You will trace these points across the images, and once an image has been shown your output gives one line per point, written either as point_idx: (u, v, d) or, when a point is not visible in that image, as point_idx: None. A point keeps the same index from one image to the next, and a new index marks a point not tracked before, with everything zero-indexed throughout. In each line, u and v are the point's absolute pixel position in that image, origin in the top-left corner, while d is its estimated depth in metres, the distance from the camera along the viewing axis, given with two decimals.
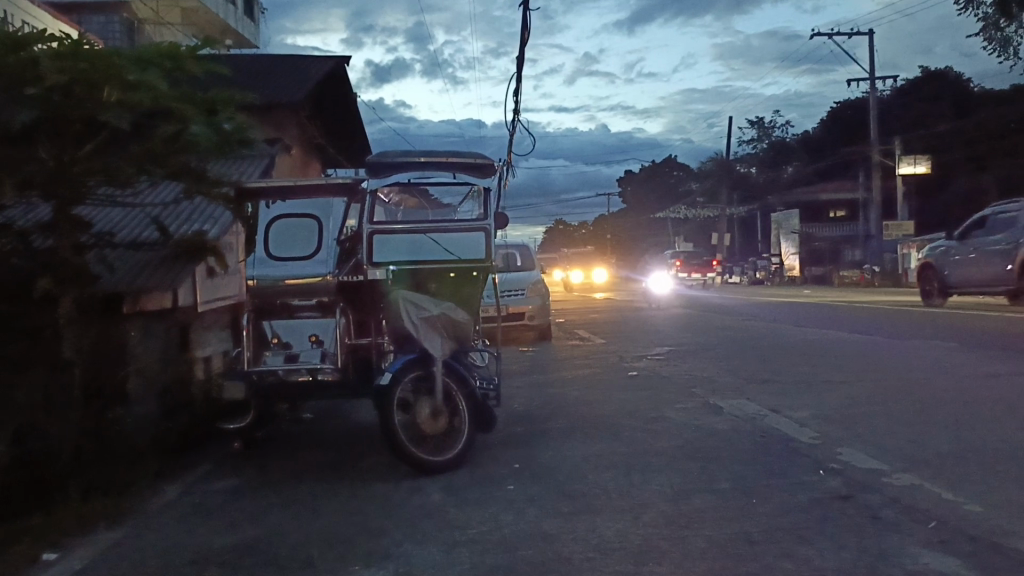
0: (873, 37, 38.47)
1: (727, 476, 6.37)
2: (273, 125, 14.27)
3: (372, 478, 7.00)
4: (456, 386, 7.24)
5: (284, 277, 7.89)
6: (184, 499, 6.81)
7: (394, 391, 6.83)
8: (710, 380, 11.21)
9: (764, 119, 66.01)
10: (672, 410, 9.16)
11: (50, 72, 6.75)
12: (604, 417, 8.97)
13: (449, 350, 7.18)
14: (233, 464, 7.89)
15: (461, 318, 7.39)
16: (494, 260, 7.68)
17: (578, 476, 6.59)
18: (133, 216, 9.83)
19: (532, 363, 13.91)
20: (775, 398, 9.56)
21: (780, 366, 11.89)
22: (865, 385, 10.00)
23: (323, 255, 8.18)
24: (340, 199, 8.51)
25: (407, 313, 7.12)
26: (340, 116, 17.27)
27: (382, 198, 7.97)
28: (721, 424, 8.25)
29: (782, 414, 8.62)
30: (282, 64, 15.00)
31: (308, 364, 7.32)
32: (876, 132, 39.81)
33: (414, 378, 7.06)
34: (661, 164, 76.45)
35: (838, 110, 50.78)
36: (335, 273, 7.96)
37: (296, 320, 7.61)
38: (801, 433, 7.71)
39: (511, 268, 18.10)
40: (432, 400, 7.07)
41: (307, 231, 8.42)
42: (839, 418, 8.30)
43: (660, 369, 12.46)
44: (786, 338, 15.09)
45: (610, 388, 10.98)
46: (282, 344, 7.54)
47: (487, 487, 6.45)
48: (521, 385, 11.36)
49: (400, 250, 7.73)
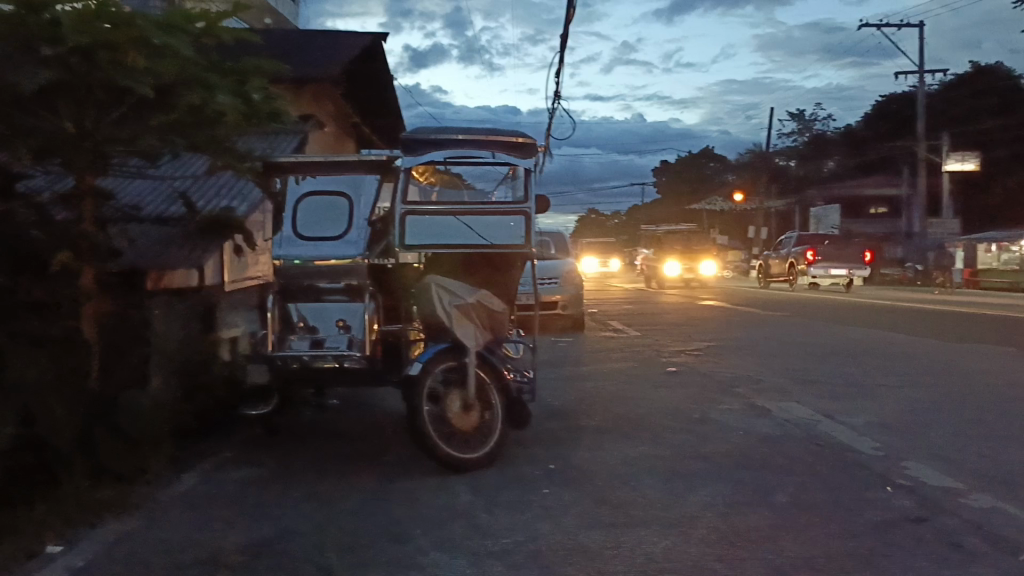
0: (923, 30, 37.29)
1: (782, 489, 5.86)
2: (306, 101, 13.85)
3: (398, 474, 6.59)
4: (489, 379, 6.83)
5: (313, 260, 7.34)
6: (201, 489, 6.45)
7: (423, 382, 6.43)
8: (753, 379, 10.68)
9: (805, 112, 64.66)
10: (715, 410, 8.67)
11: (70, 33, 6.36)
12: (643, 416, 8.49)
13: (483, 341, 6.76)
14: (253, 453, 7.52)
15: (495, 307, 6.94)
16: (533, 246, 7.15)
17: (619, 482, 6.13)
18: (160, 186, 9.51)
19: (565, 354, 13.46)
20: (825, 402, 9.02)
21: (827, 366, 11.32)
22: (921, 390, 9.42)
23: (352, 237, 7.54)
24: (372, 177, 7.89)
25: (440, 299, 6.72)
26: (376, 93, 16.91)
27: (416, 176, 7.38)
28: (770, 429, 7.72)
29: (836, 420, 8.10)
30: (318, 38, 14.63)
31: (334, 350, 6.95)
32: (923, 127, 38.65)
33: (445, 369, 6.65)
34: (698, 156, 75.36)
35: (884, 104, 49.39)
36: (366, 257, 7.33)
37: (323, 304, 7.20)
38: (858, 442, 7.16)
39: (546, 256, 17.62)
40: (463, 393, 6.67)
41: (336, 211, 7.80)
42: (898, 426, 7.75)
43: (700, 365, 11.96)
44: (831, 337, 14.49)
45: (648, 383, 10.51)
46: (308, 327, 7.14)
47: (520, 490, 6.02)
48: (555, 378, 10.93)
49: (432, 232, 7.21)
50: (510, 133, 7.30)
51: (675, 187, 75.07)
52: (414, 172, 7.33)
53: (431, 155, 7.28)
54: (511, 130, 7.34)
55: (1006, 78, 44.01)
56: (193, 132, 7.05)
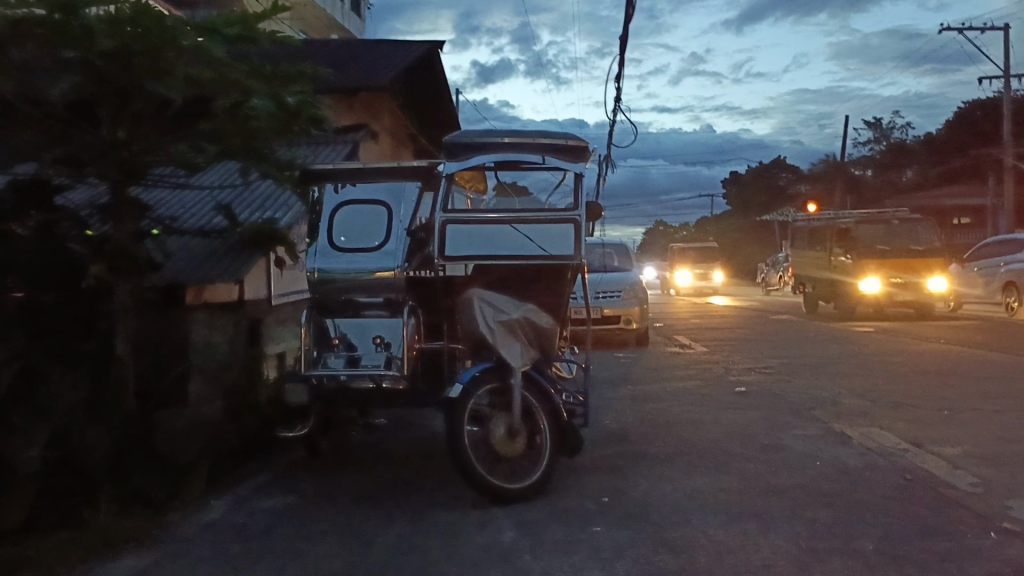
0: (1009, 32, 35.38)
1: (868, 532, 5.15)
2: (360, 110, 13.55)
3: (438, 505, 6.10)
4: (537, 402, 6.29)
5: (349, 271, 6.99)
6: (231, 519, 6.06)
7: (465, 404, 5.94)
8: (832, 401, 9.84)
9: (882, 121, 62.25)
10: (789, 436, 7.93)
11: (101, 37, 6.02)
12: (709, 441, 7.81)
13: (529, 360, 6.23)
14: (290, 478, 7.11)
15: (544, 324, 6.42)
16: (583, 258, 6.57)
17: (680, 519, 5.51)
18: (205, 199, 9.22)
19: (628, 371, 12.79)
20: (913, 428, 8.18)
21: (913, 389, 10.37)
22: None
23: (391, 248, 7.11)
24: (414, 185, 7.51)
25: (482, 314, 6.27)
26: (434, 104, 16.63)
27: (459, 182, 7.02)
28: (852, 459, 6.96)
29: (927, 449, 7.29)
30: (374, 47, 14.42)
31: (371, 369, 6.49)
32: (1010, 133, 36.58)
33: (489, 391, 6.16)
34: (769, 166, 73.43)
35: (967, 109, 47.13)
36: (405, 269, 7.00)
37: (362, 319, 6.73)
38: (954, 477, 6.35)
39: (609, 267, 16.97)
40: (509, 417, 6.15)
41: (373, 220, 7.37)
42: (999, 459, 6.89)
43: (773, 385, 11.15)
44: (917, 355, 13.44)
45: (715, 404, 9.79)
46: (345, 344, 6.66)
47: (569, 526, 5.46)
48: (616, 398, 10.30)
49: (472, 241, 6.76)
50: (560, 137, 6.87)
51: (745, 199, 73.20)
52: (457, 177, 6.95)
53: (477, 160, 6.87)
54: (560, 133, 6.91)
55: None
56: (231, 141, 6.75)
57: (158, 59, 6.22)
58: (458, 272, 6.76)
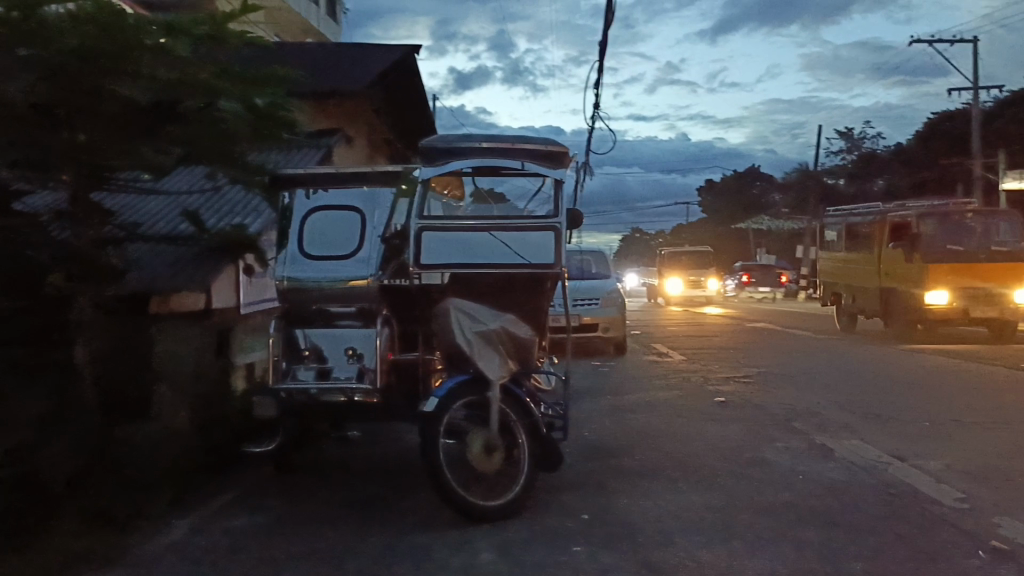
0: (978, 45, 35.91)
1: (856, 552, 5.01)
2: (335, 115, 13.28)
3: (413, 524, 5.87)
4: (516, 416, 6.09)
5: (320, 279, 6.83)
6: (196, 540, 5.79)
7: (441, 419, 5.73)
8: (812, 412, 9.74)
9: (854, 131, 62.95)
10: (771, 449, 7.80)
11: (62, 35, 5.72)
12: (690, 455, 7.65)
13: (507, 372, 6.03)
14: (260, 495, 6.84)
15: (524, 335, 6.22)
16: (565, 267, 6.33)
17: (664, 539, 5.34)
18: (170, 204, 8.86)
19: (606, 381, 12.62)
20: (894, 441, 8.09)
21: (892, 400, 10.30)
22: (1004, 430, 8.42)
23: (365, 255, 6.96)
24: (388, 192, 7.28)
25: (459, 325, 6.06)
26: (410, 109, 16.42)
27: (435, 188, 6.73)
28: (835, 473, 6.84)
29: (909, 463, 7.19)
30: (349, 51, 14.19)
31: (343, 381, 6.23)
32: (979, 144, 37.07)
33: (466, 404, 5.95)
34: (744, 175, 73.95)
35: (938, 120, 47.76)
36: (377, 278, 6.80)
37: (334, 330, 6.51)
38: (939, 493, 6.24)
39: (586, 276, 16.83)
40: (486, 433, 5.94)
41: (347, 227, 7.16)
42: (983, 473, 6.81)
43: (752, 395, 11.05)
44: (893, 365, 13.42)
45: (695, 416, 9.65)
46: (316, 356, 6.45)
47: (550, 547, 5.27)
48: (594, 409, 10.13)
49: (451, 249, 6.45)
50: (541, 143, 6.63)
51: (720, 207, 73.69)
52: (434, 183, 6.68)
53: (453, 165, 6.63)
54: (541, 139, 6.66)
55: None
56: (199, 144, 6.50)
57: (123, 59, 5.95)
58: (434, 280, 6.42)
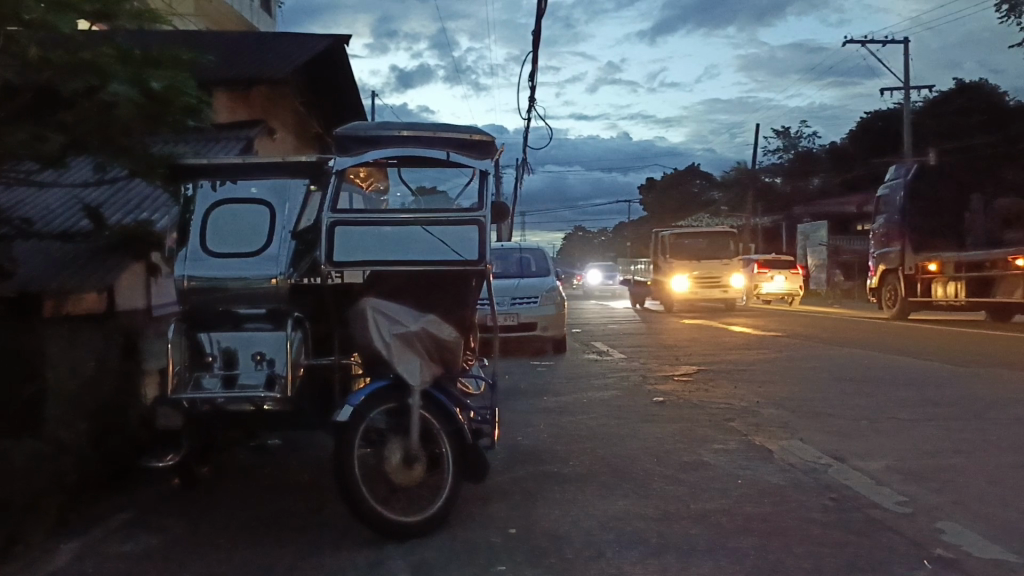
0: (908, 46, 36.89)
1: (796, 564, 4.77)
2: (260, 106, 12.67)
3: (326, 543, 5.43)
4: (438, 424, 5.68)
5: (224, 279, 6.21)
6: (82, 567, 5.24)
7: (355, 430, 5.32)
8: (751, 411, 9.58)
9: (789, 131, 64.31)
10: (709, 451, 7.57)
11: None
12: (627, 458, 7.36)
13: (429, 377, 5.61)
14: (162, 513, 6.31)
15: (447, 336, 5.78)
16: (490, 264, 5.93)
17: (596, 554, 5.03)
18: (71, 200, 8.19)
19: (544, 381, 12.30)
20: (831, 440, 7.96)
21: (830, 397, 10.21)
22: (939, 426, 8.39)
23: (272, 252, 6.34)
24: (301, 182, 6.59)
25: (376, 326, 5.59)
26: (343, 102, 15.85)
27: (351, 179, 6.24)
28: (774, 476, 6.64)
29: (849, 463, 7.04)
30: (276, 40, 13.56)
31: (249, 390, 5.69)
32: (909, 144, 38.08)
33: (385, 411, 5.54)
34: (683, 174, 74.85)
35: (870, 120, 48.99)
36: (287, 276, 6.26)
37: (241, 333, 5.96)
38: (879, 496, 6.06)
39: (525, 273, 16.51)
40: (405, 442, 5.54)
41: (254, 221, 6.49)
42: (922, 472, 6.70)
43: (691, 394, 10.86)
44: (831, 361, 13.45)
45: (633, 416, 9.38)
46: (221, 362, 5.90)
47: (471, 567, 4.89)
48: (530, 411, 9.79)
49: (367, 244, 5.99)
50: (462, 132, 6.36)
51: (661, 206, 74.47)
52: (349, 174, 6.21)
53: (371, 154, 6.15)
54: (463, 128, 6.38)
55: (989, 94, 43.77)
56: (93, 134, 5.82)
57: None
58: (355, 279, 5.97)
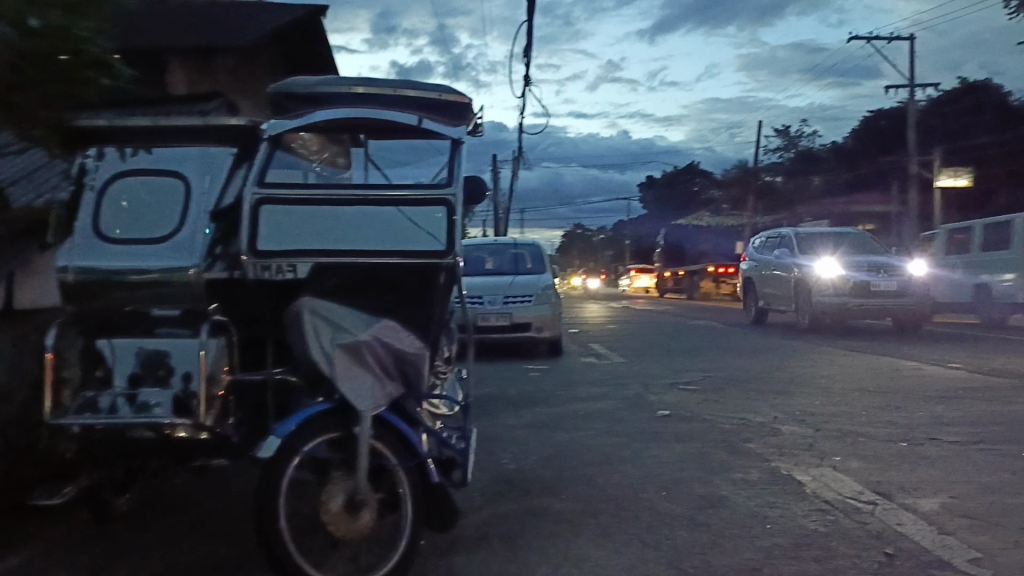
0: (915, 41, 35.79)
1: None
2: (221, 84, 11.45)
3: None
4: (393, 458, 4.42)
5: (123, 270, 4.88)
6: None
7: (282, 469, 4.14)
8: (770, 429, 8.34)
9: (789, 129, 63.22)
10: (726, 482, 6.38)
11: None
12: (631, 492, 6.14)
13: (384, 400, 4.39)
14: (59, 558, 5.11)
15: (404, 346, 4.53)
16: (459, 256, 4.74)
17: None
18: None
19: (536, 389, 11.06)
20: (869, 468, 6.76)
21: (855, 413, 8.98)
22: (989, 452, 7.18)
23: (183, 240, 5.04)
24: (229, 151, 5.37)
25: (315, 335, 4.36)
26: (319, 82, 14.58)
27: (291, 146, 5.11)
28: (808, 519, 5.45)
29: (897, 501, 5.85)
30: (240, 12, 12.30)
31: (147, 413, 4.43)
32: (914, 142, 36.89)
33: (326, 443, 4.31)
34: (683, 172, 73.65)
35: (872, 117, 47.85)
36: (198, 268, 4.90)
37: (146, 339, 4.69)
38: (947, 552, 4.84)
39: (519, 269, 15.28)
40: (351, 482, 4.32)
41: (164, 199, 5.20)
42: (989, 515, 5.50)
43: (700, 406, 9.62)
44: (851, 368, 12.22)
45: (636, 434, 8.17)
46: (119, 378, 4.60)
47: None
48: (518, 427, 8.56)
49: (304, 231, 4.84)
50: (432, 87, 5.12)
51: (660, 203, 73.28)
52: (289, 139, 5.07)
53: (316, 115, 5.01)
54: (432, 85, 5.13)
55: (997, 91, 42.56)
56: None
57: None
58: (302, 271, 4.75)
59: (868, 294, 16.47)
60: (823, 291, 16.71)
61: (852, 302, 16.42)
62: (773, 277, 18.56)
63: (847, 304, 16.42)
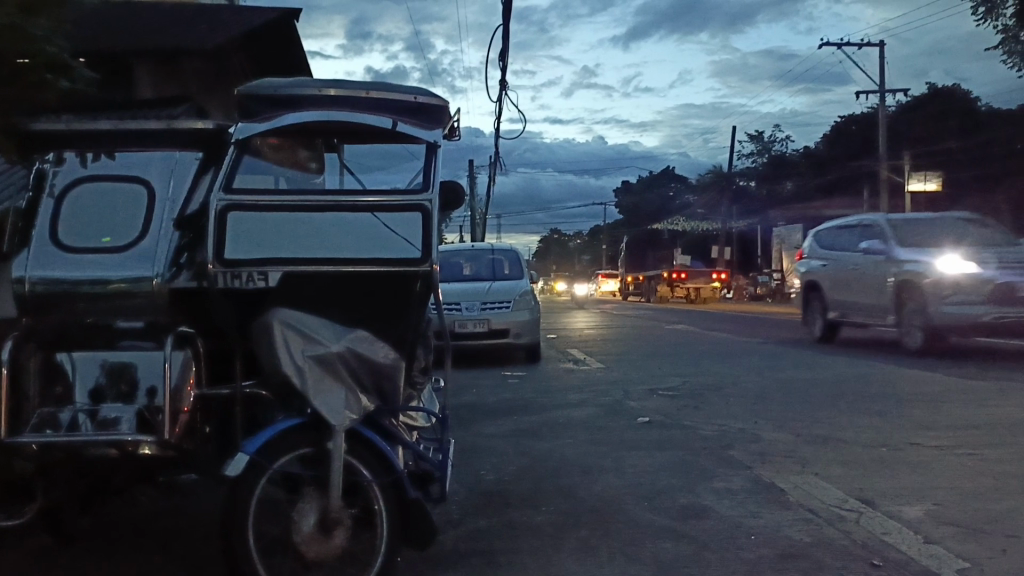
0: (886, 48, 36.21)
1: None
2: None
3: None
4: (368, 473, 4.25)
5: (83, 280, 4.74)
6: None
7: (250, 487, 4.03)
8: (752, 435, 8.25)
9: (763, 135, 63.71)
10: (708, 491, 6.28)
11: None
12: (612, 503, 6.02)
13: (359, 412, 4.22)
14: None
15: (378, 357, 4.38)
16: (437, 264, 4.55)
17: None
18: None
19: (515, 397, 10.91)
20: (852, 475, 6.69)
21: (835, 418, 8.92)
22: (971, 457, 7.14)
23: (147, 247, 4.87)
24: (194, 156, 5.18)
25: (287, 347, 4.22)
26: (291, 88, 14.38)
27: (261, 151, 4.92)
28: (793, 529, 5.36)
29: (881, 509, 5.78)
30: None
31: (108, 431, 4.24)
32: (886, 147, 37.27)
33: (297, 460, 4.14)
34: (658, 177, 73.94)
35: (844, 123, 48.33)
36: (163, 277, 4.78)
37: (107, 353, 4.49)
38: (934, 561, 4.76)
39: (496, 275, 15.14)
40: (324, 500, 4.18)
41: (126, 206, 5.01)
42: (974, 522, 5.44)
43: (681, 413, 9.52)
44: (830, 372, 12.19)
45: (616, 443, 8.04)
46: (79, 392, 4.44)
47: None
48: (497, 437, 8.41)
49: (275, 238, 4.64)
50: (406, 90, 5.01)
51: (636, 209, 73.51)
52: (258, 144, 4.89)
53: (286, 119, 4.86)
54: (406, 88, 5.04)
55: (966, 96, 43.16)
56: None
57: None
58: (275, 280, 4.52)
59: (1014, 303, 12.59)
60: (946, 299, 13.09)
61: (990, 314, 12.64)
62: (861, 278, 15.00)
63: (982, 316, 12.70)
